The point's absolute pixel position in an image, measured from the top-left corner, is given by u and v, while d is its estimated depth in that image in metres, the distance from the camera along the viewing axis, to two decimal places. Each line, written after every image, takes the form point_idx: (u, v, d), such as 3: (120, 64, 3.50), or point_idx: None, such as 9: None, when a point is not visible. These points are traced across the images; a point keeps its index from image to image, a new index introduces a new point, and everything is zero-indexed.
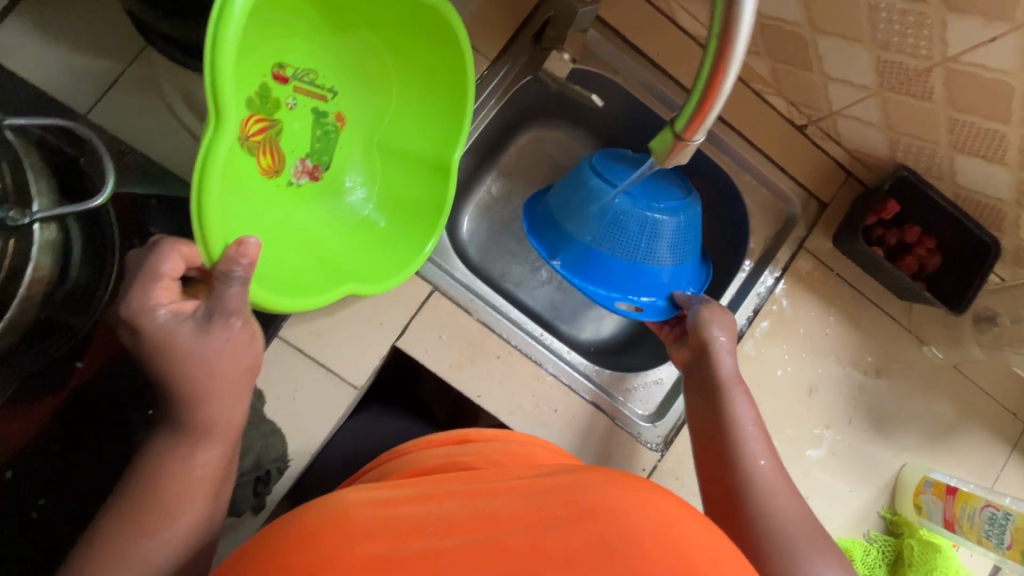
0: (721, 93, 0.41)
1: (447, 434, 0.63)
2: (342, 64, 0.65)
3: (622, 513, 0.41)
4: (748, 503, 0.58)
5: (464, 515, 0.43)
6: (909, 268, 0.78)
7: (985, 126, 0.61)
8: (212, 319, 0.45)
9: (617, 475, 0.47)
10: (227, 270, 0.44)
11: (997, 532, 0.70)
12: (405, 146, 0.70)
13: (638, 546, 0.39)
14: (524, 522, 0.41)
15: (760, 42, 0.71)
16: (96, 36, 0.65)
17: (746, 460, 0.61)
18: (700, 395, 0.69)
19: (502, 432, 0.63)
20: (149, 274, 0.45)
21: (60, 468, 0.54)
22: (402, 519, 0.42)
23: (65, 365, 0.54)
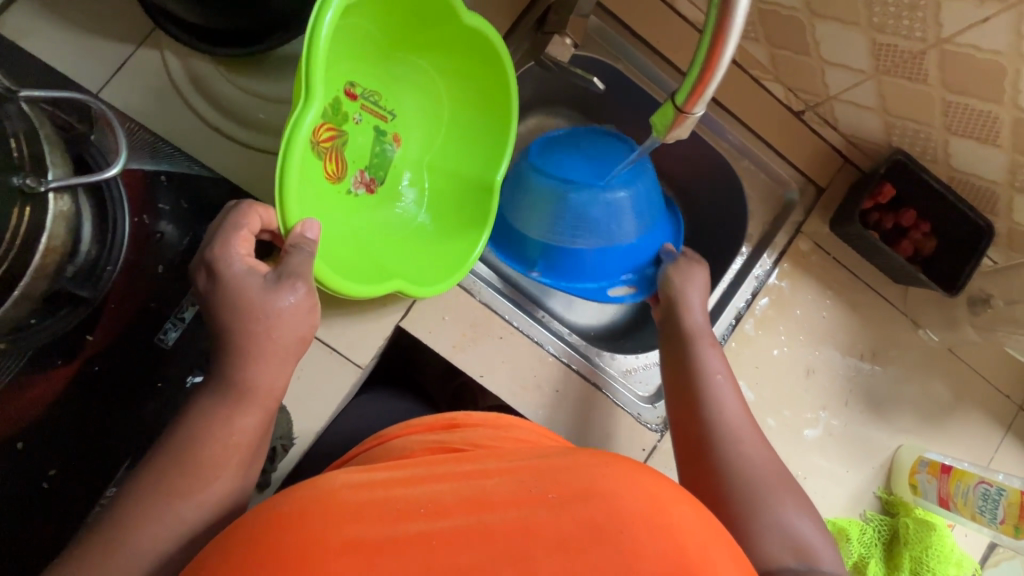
0: (720, 65, 0.42)
1: (428, 421, 0.62)
2: (403, 89, 0.70)
3: (615, 497, 0.42)
4: (714, 450, 0.61)
5: (455, 498, 0.43)
6: (905, 251, 0.79)
7: (978, 107, 0.62)
8: (279, 282, 0.50)
9: (610, 459, 0.47)
10: (295, 245, 0.52)
11: (990, 508, 0.72)
12: (455, 168, 0.73)
13: (628, 529, 0.40)
14: (517, 505, 0.42)
15: (759, 28, 0.73)
16: (106, 19, 0.66)
17: (713, 407, 0.64)
18: (670, 346, 0.73)
19: (493, 416, 0.62)
20: (231, 229, 0.52)
21: (73, 437, 0.55)
22: (395, 502, 0.43)
23: (77, 338, 0.55)
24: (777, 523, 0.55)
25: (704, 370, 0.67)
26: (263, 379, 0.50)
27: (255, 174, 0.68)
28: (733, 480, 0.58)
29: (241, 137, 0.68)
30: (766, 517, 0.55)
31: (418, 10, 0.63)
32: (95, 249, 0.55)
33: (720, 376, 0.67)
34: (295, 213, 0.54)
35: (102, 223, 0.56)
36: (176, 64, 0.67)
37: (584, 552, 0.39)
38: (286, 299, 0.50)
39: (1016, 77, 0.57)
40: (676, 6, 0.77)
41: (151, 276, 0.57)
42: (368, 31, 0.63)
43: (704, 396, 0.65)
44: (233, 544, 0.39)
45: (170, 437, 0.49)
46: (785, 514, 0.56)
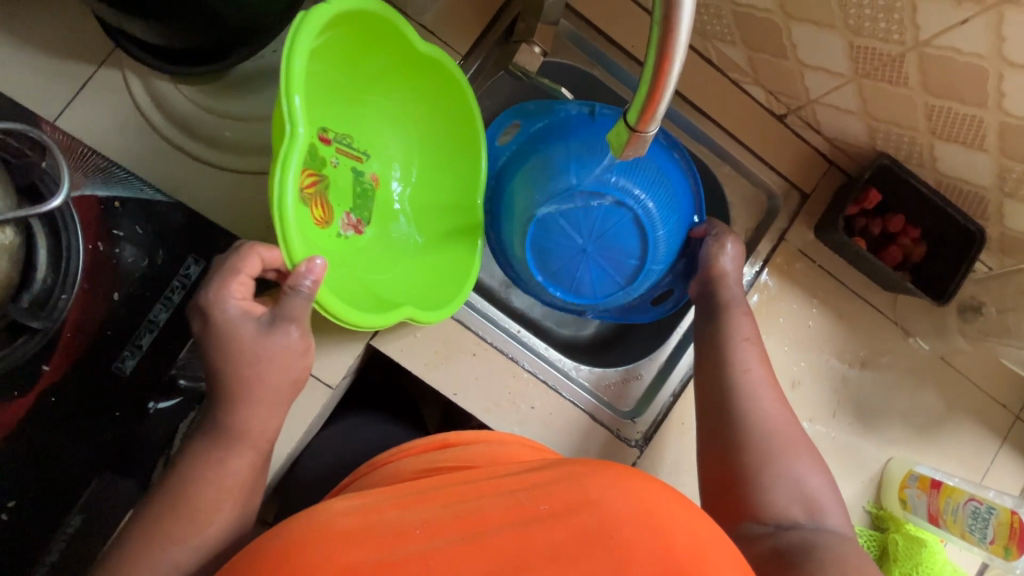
0: (670, 81, 0.40)
1: (425, 441, 0.60)
2: (373, 126, 0.68)
3: (604, 502, 0.41)
4: (733, 414, 0.63)
5: (451, 516, 0.42)
6: (893, 258, 0.76)
7: (962, 111, 0.59)
8: (278, 325, 0.50)
9: (605, 466, 0.46)
10: (294, 286, 0.50)
11: (980, 527, 0.70)
12: (436, 196, 0.71)
13: (619, 536, 0.39)
14: (511, 521, 0.41)
15: (734, 31, 0.70)
16: (63, 40, 0.65)
17: (738, 366, 0.65)
18: (702, 313, 0.71)
19: (481, 433, 0.60)
20: (229, 272, 0.51)
21: (34, 469, 0.55)
22: (388, 524, 0.42)
23: (33, 367, 0.54)
24: (794, 488, 0.58)
25: (731, 336, 0.67)
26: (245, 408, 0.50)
27: (221, 194, 0.66)
28: (743, 451, 0.60)
29: (205, 156, 0.66)
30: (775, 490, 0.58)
31: (382, 41, 0.62)
32: (50, 277, 0.54)
33: (746, 339, 0.67)
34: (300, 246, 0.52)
35: (57, 250, 0.55)
36: (137, 85, 0.66)
37: (580, 562, 0.38)
38: (282, 342, 0.50)
39: (1000, 81, 0.54)
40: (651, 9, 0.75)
41: (106, 304, 0.56)
42: (326, 71, 0.61)
43: (724, 361, 0.66)
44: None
45: None
46: (800, 481, 0.58)
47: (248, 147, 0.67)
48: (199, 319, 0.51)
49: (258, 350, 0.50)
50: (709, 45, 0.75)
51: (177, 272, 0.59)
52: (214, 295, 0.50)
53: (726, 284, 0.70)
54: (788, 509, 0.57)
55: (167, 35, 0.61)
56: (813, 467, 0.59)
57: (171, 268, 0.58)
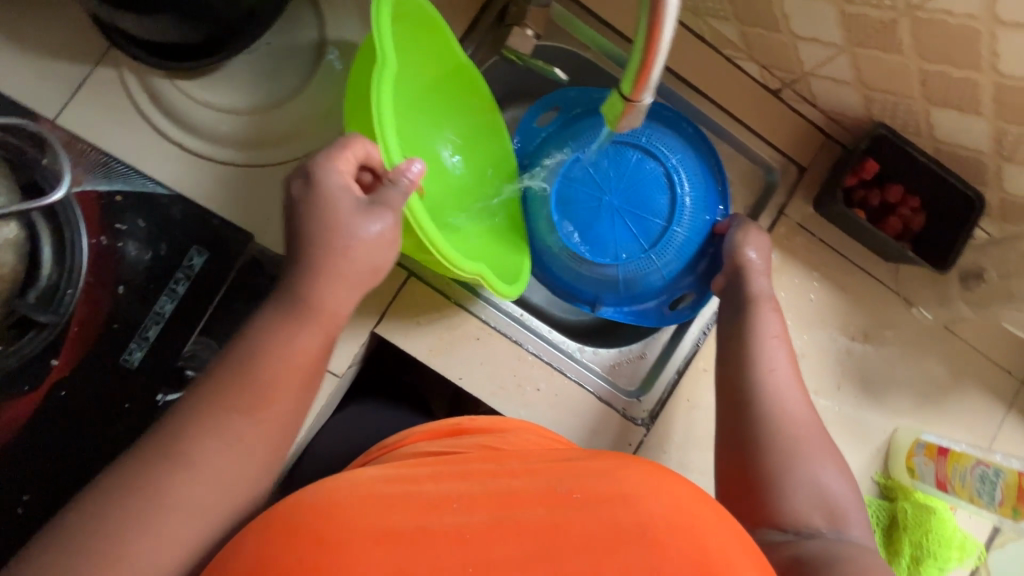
0: (661, 50, 0.40)
1: (435, 425, 0.60)
2: (415, 135, 0.67)
3: (637, 498, 0.43)
4: (754, 403, 0.63)
5: (482, 493, 0.44)
6: (893, 228, 0.76)
7: (957, 75, 0.59)
8: (370, 209, 0.50)
9: (648, 466, 0.47)
10: (394, 178, 0.49)
11: (988, 490, 0.69)
12: (475, 201, 0.73)
13: (654, 533, 0.41)
14: (544, 505, 0.42)
15: (726, 6, 0.70)
16: (59, 40, 0.66)
17: (763, 365, 0.65)
18: (728, 306, 0.71)
19: (498, 419, 0.60)
20: (335, 148, 0.51)
21: (48, 464, 0.55)
22: (430, 493, 0.43)
23: (41, 362, 0.55)
24: (814, 495, 0.57)
25: (759, 330, 0.67)
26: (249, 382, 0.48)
27: (219, 186, 0.66)
28: (763, 442, 0.61)
29: (202, 149, 0.66)
30: (793, 490, 0.58)
31: (431, 46, 0.65)
32: (56, 272, 0.55)
33: (775, 338, 0.67)
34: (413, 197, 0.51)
35: (60, 245, 0.55)
36: (134, 82, 0.66)
37: (613, 555, 0.40)
38: (372, 226, 0.50)
39: (994, 42, 0.53)
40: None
41: (111, 296, 0.57)
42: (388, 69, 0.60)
43: (753, 355, 0.66)
44: (242, 551, 0.39)
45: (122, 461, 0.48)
46: (817, 478, 0.58)
47: (244, 139, 0.68)
48: (299, 182, 0.52)
49: (351, 228, 0.50)
50: (702, 22, 0.75)
51: (182, 263, 0.59)
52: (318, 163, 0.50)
53: (753, 280, 0.70)
54: (808, 515, 0.56)
55: (163, 29, 0.61)
56: (831, 465, 0.60)
57: (175, 260, 0.59)
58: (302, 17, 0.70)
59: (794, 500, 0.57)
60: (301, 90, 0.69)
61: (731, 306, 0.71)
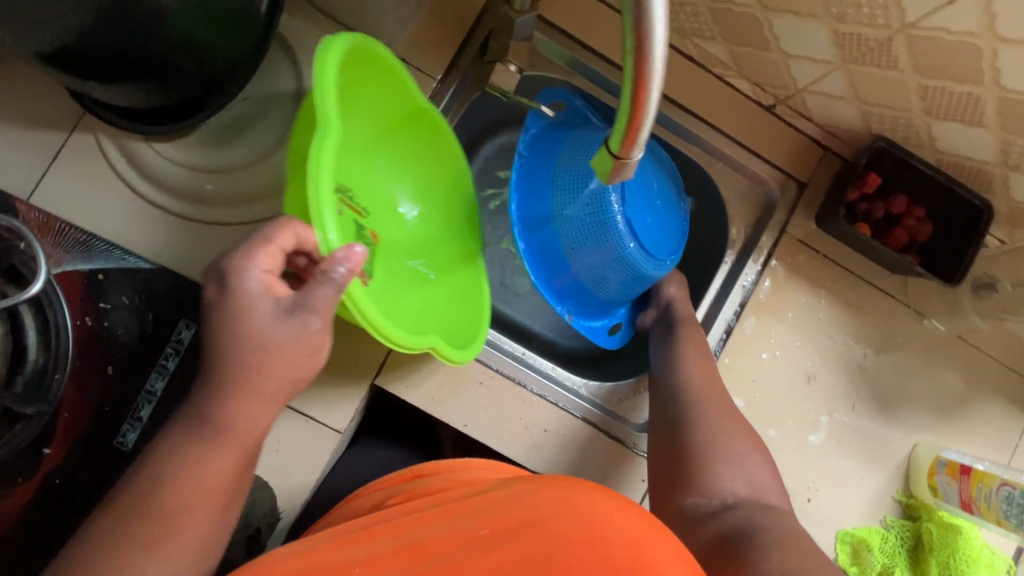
0: (649, 108, 0.38)
1: (399, 472, 0.59)
2: (370, 188, 0.66)
3: (542, 524, 0.44)
4: (681, 409, 0.65)
5: (393, 549, 0.45)
6: (899, 240, 0.74)
7: (958, 90, 0.57)
8: (294, 313, 0.45)
9: (553, 481, 0.48)
10: (327, 271, 0.44)
11: (1016, 512, 0.67)
12: (431, 252, 0.70)
13: (556, 556, 0.43)
14: (449, 548, 0.45)
15: (713, 27, 0.68)
16: (32, 111, 0.64)
17: (689, 362, 0.68)
18: (659, 334, 0.74)
19: (453, 460, 0.59)
20: (259, 240, 0.46)
21: (43, 558, 0.53)
22: (332, 562, 0.44)
23: (35, 452, 0.53)
24: (737, 475, 0.60)
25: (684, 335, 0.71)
26: (215, 456, 0.45)
27: (203, 248, 0.65)
28: (692, 446, 0.62)
29: (185, 211, 0.65)
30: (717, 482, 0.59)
31: (388, 96, 0.63)
32: (42, 357, 0.53)
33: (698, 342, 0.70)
34: (355, 288, 0.50)
35: (45, 330, 0.54)
36: (112, 147, 0.65)
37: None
38: (298, 330, 0.45)
39: (995, 57, 0.51)
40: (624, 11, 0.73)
41: (99, 377, 0.55)
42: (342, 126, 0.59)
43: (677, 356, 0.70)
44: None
45: None
46: (752, 482, 0.60)
47: (226, 198, 0.66)
48: (213, 285, 0.46)
49: (270, 335, 0.45)
50: (690, 43, 0.73)
51: (170, 337, 0.57)
52: (236, 264, 0.45)
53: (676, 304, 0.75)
54: (737, 493, 0.59)
55: (138, 95, 0.59)
56: (751, 451, 0.62)
57: (163, 334, 0.57)
58: (279, 66, 0.68)
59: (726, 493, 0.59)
60: (283, 140, 0.68)
61: (662, 331, 0.74)
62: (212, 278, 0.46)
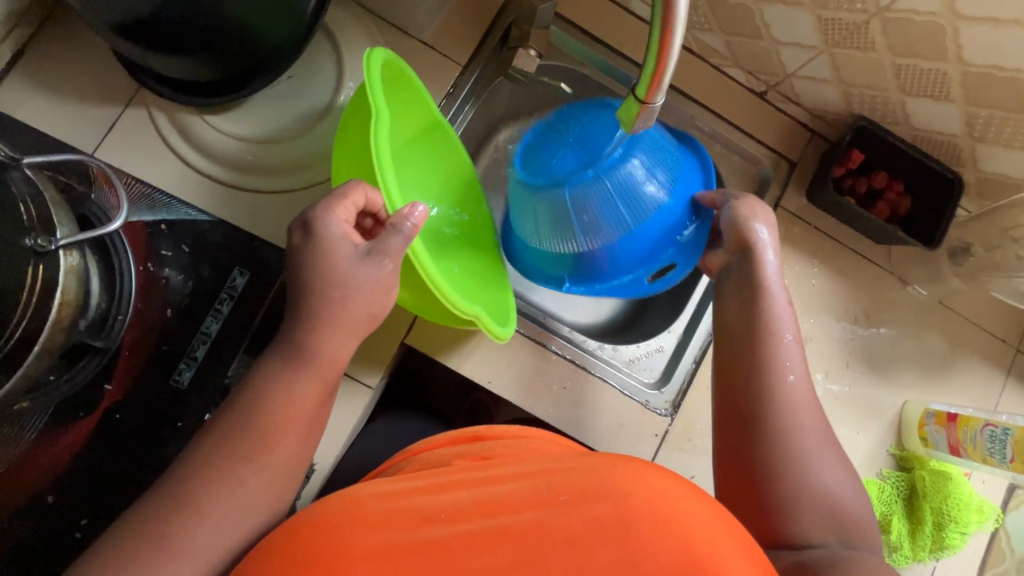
0: (672, 54, 0.44)
1: (456, 433, 0.64)
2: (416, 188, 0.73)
3: (621, 495, 0.45)
4: (765, 414, 0.60)
5: (471, 502, 0.48)
6: (883, 213, 0.81)
7: (926, 67, 0.66)
8: (370, 256, 0.53)
9: (621, 459, 0.50)
10: (397, 224, 0.53)
11: (999, 449, 0.72)
12: (470, 244, 0.77)
13: (635, 527, 0.44)
14: (530, 508, 0.46)
15: (711, 19, 0.77)
16: (91, 86, 0.70)
17: (782, 368, 0.62)
18: (737, 286, 0.67)
19: (521, 430, 0.63)
20: (337, 197, 0.55)
21: (103, 486, 0.56)
22: (416, 508, 0.48)
23: (97, 388, 0.57)
24: (813, 490, 0.57)
25: (773, 329, 0.64)
26: (279, 378, 0.52)
27: (251, 213, 0.71)
28: (774, 454, 0.59)
29: (233, 180, 0.72)
30: (798, 489, 0.57)
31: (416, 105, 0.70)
32: (104, 301, 0.57)
33: (789, 338, 0.64)
34: (420, 251, 0.57)
35: (109, 275, 0.58)
36: (164, 119, 0.71)
37: (595, 550, 0.43)
38: (371, 272, 0.53)
39: (957, 34, 0.60)
40: (630, 7, 0.81)
41: (160, 320, 0.59)
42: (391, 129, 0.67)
43: (768, 353, 0.63)
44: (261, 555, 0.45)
45: (179, 476, 0.49)
46: (823, 488, 0.57)
47: (270, 168, 0.72)
48: (300, 232, 0.55)
49: (351, 274, 0.53)
50: (689, 35, 0.81)
51: (224, 284, 0.61)
52: (320, 215, 0.54)
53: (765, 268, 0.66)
54: (811, 522, 0.56)
55: (191, 68, 0.65)
56: (829, 462, 0.59)
57: (218, 281, 0.61)
58: (321, 50, 0.75)
59: (801, 507, 0.56)
60: (322, 117, 0.73)
61: (734, 296, 0.67)
62: (298, 231, 0.55)
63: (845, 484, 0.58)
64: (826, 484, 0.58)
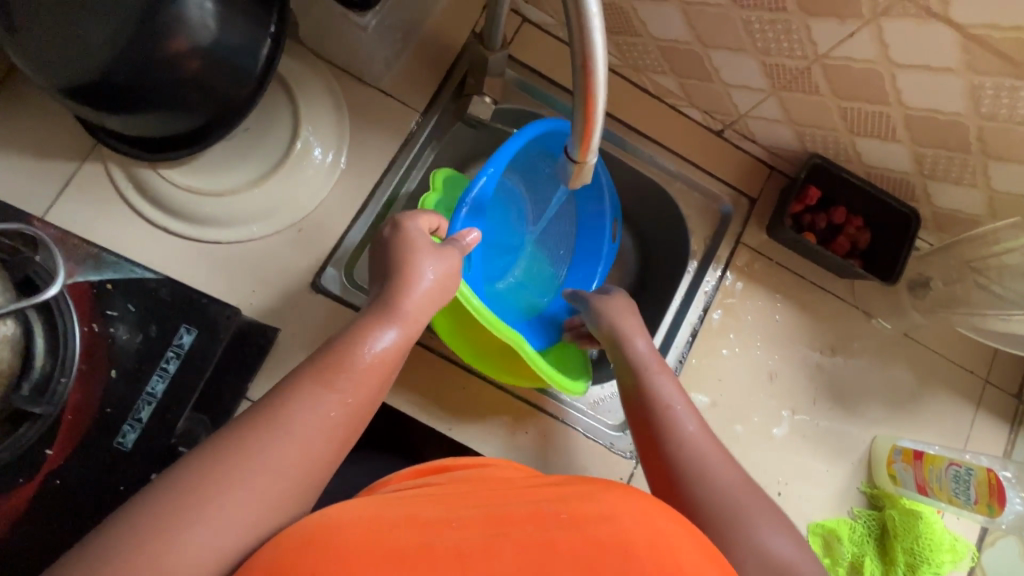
0: (597, 116, 0.45)
1: (418, 466, 0.58)
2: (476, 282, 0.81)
3: (615, 518, 0.46)
4: (681, 489, 0.56)
5: (480, 516, 0.46)
6: (842, 247, 0.81)
7: (870, 109, 0.66)
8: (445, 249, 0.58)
9: (605, 488, 0.52)
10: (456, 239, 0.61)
11: (963, 490, 0.72)
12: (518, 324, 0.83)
13: (630, 548, 0.44)
14: (537, 524, 0.45)
15: (662, 62, 0.78)
16: (48, 144, 0.71)
17: (676, 437, 0.59)
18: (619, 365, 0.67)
19: (478, 460, 0.60)
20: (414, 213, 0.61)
21: (45, 551, 0.55)
22: (428, 516, 0.46)
23: (36, 453, 0.56)
24: (761, 555, 0.50)
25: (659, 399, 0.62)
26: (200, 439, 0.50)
27: (207, 265, 0.72)
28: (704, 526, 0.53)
29: (188, 232, 0.72)
30: (742, 552, 0.50)
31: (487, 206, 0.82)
32: (48, 363, 0.55)
33: (677, 403, 0.61)
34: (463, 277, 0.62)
35: (54, 335, 0.56)
36: (121, 174, 0.71)
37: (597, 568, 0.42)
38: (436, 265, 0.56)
39: (895, 80, 0.61)
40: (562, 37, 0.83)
41: (104, 381, 0.58)
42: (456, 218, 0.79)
43: (662, 426, 0.60)
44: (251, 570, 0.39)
45: None
46: (770, 546, 0.51)
47: (230, 218, 0.72)
48: (389, 229, 0.59)
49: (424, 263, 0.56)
50: (644, 77, 0.83)
51: (171, 342, 0.61)
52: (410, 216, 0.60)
53: (633, 343, 0.67)
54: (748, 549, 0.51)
55: (145, 126, 0.65)
56: (767, 515, 0.53)
57: (165, 339, 0.61)
58: (277, 101, 0.75)
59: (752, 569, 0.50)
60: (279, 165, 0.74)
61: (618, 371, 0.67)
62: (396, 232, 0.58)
63: (789, 546, 0.51)
64: (774, 543, 0.51)
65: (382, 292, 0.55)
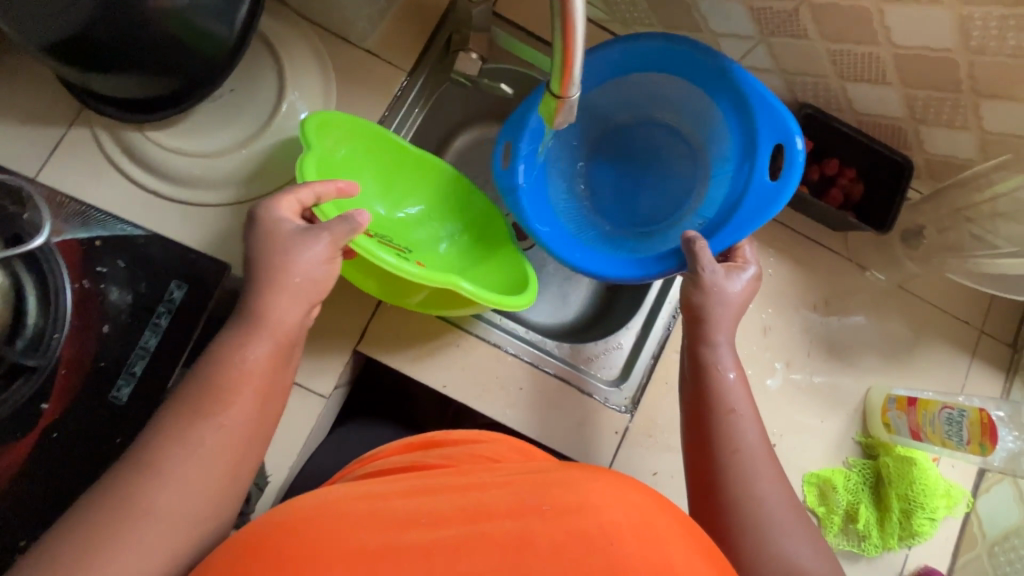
0: (578, 43, 0.44)
1: (410, 439, 0.63)
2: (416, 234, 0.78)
3: (601, 511, 0.44)
4: (725, 491, 0.57)
5: (452, 509, 0.47)
6: (836, 199, 0.79)
7: (860, 51, 0.66)
8: (309, 231, 0.55)
9: (587, 473, 0.50)
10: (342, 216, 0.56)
11: (956, 431, 0.72)
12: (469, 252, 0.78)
13: (617, 541, 0.42)
14: (512, 516, 0.45)
15: (651, 14, 0.77)
16: (34, 108, 0.71)
17: (731, 442, 0.59)
18: (689, 362, 0.66)
19: (473, 435, 0.62)
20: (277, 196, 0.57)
21: (43, 504, 0.56)
22: (397, 512, 0.47)
23: (33, 407, 0.56)
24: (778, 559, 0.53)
25: (723, 402, 0.62)
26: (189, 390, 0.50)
27: (197, 227, 0.72)
28: (736, 529, 0.55)
29: (177, 194, 0.72)
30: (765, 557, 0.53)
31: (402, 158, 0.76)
32: (41, 319, 0.57)
33: (737, 410, 0.61)
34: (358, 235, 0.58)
35: (45, 292, 0.58)
36: (108, 138, 0.71)
37: (578, 563, 0.41)
38: (309, 248, 0.54)
39: (883, 16, 0.60)
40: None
41: (97, 337, 0.59)
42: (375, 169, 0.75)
43: (719, 429, 0.60)
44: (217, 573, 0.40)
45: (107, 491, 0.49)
46: (791, 556, 0.54)
47: (218, 180, 0.72)
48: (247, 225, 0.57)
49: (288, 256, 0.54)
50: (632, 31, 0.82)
51: (163, 298, 0.61)
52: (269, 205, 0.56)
53: (720, 375, 0.63)
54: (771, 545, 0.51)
55: (131, 86, 0.65)
56: (793, 528, 0.55)
57: (156, 295, 0.61)
58: (262, 61, 0.75)
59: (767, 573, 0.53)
60: (266, 124, 0.74)
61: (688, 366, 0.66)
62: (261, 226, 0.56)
63: (806, 553, 0.54)
64: (792, 552, 0.54)
65: (246, 301, 0.53)
